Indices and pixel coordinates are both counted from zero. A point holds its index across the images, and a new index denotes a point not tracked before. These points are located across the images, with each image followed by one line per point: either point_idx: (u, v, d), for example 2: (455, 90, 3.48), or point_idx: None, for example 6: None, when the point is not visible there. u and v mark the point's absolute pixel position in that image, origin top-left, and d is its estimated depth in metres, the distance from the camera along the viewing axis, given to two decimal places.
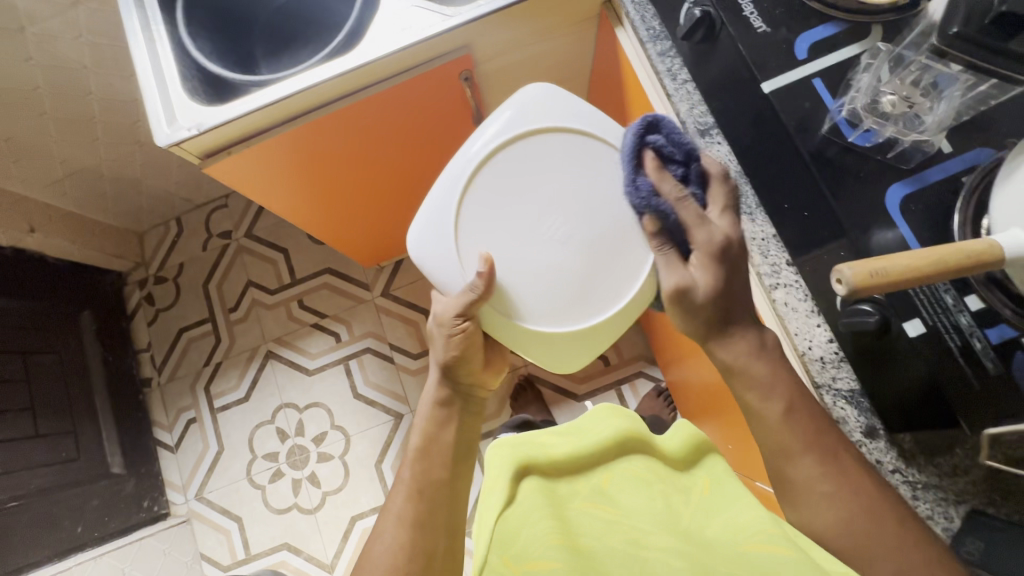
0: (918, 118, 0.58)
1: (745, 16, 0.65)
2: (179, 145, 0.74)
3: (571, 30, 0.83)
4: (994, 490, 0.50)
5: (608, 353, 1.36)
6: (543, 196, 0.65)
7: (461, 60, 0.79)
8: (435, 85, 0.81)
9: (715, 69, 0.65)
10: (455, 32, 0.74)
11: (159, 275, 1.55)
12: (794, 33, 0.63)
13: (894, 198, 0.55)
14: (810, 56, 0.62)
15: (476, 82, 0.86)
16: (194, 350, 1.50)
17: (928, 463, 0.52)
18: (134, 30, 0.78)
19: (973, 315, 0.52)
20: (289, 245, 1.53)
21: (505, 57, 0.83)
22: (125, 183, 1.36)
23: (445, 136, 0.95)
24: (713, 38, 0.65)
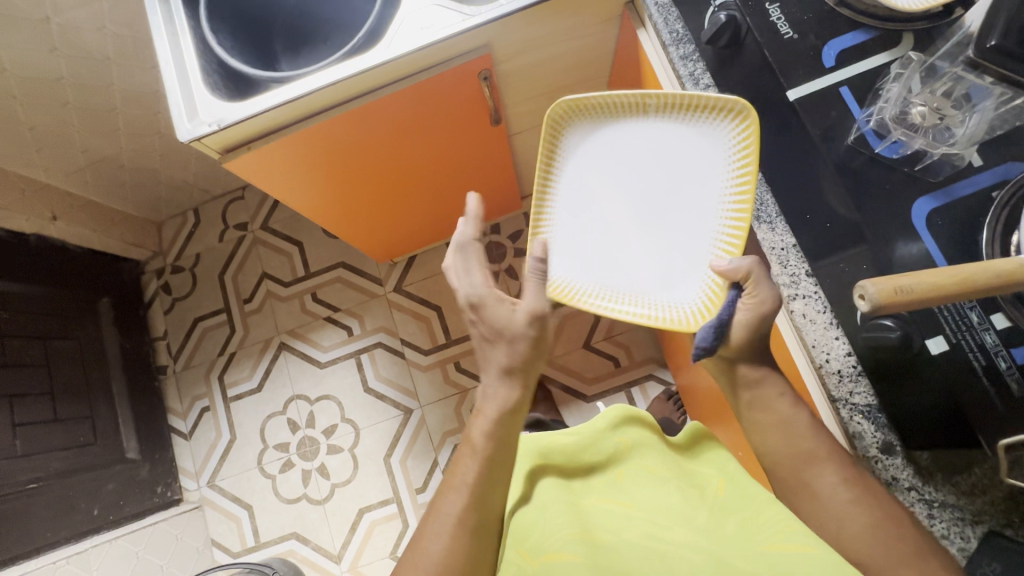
0: (949, 130, 0.56)
1: (772, 21, 0.63)
2: (200, 140, 0.74)
3: (593, 30, 0.82)
4: (1013, 510, 0.49)
5: (619, 355, 1.35)
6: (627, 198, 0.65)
7: (480, 59, 0.78)
8: (453, 85, 0.81)
9: (737, 74, 0.64)
10: (475, 31, 0.74)
11: (176, 264, 1.57)
12: (820, 40, 0.62)
13: (920, 212, 0.54)
14: (838, 64, 0.61)
15: (495, 82, 0.85)
16: (208, 340, 1.52)
17: (946, 481, 0.51)
18: (158, 25, 0.79)
19: (998, 333, 0.50)
20: (303, 239, 1.54)
21: (522, 58, 0.83)
22: (145, 174, 1.38)
23: (462, 134, 0.95)
24: (737, 44, 0.65)
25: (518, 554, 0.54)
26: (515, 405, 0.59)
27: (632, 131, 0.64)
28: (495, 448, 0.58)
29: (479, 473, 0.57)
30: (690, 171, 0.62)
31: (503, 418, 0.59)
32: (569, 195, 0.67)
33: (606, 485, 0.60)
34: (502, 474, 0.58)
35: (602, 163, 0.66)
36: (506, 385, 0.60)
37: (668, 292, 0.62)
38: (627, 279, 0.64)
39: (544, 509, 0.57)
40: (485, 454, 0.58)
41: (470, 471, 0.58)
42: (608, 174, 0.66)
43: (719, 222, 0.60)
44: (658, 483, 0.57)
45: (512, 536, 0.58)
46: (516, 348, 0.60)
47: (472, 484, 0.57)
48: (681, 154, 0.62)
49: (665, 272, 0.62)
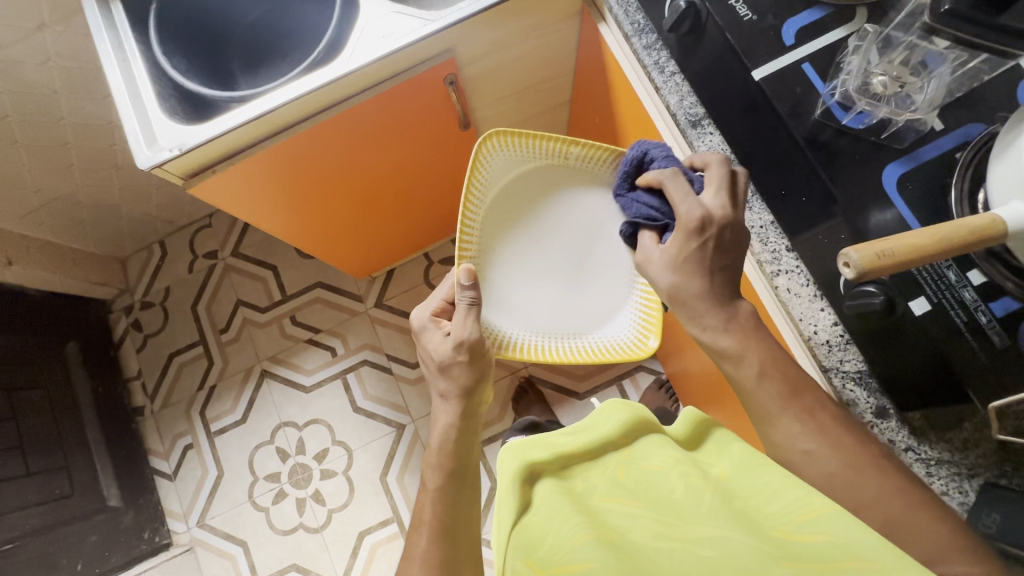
0: (909, 97, 0.58)
1: (731, 5, 0.65)
2: (160, 167, 0.72)
3: (552, 29, 0.82)
4: (1004, 460, 0.50)
5: None
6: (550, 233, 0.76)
7: (445, 64, 0.78)
8: (419, 93, 0.81)
9: (701, 59, 0.65)
10: (437, 36, 0.74)
11: (145, 300, 1.52)
12: (779, 20, 0.63)
13: (890, 178, 0.56)
14: (797, 42, 0.62)
15: (461, 87, 0.85)
16: (186, 375, 1.47)
17: (939, 439, 0.52)
18: (107, 51, 0.77)
19: (976, 289, 0.52)
20: (277, 262, 1.51)
21: (487, 60, 0.83)
22: (103, 209, 1.33)
23: (435, 140, 0.94)
24: (698, 30, 0.66)
25: (528, 566, 0.53)
26: (457, 436, 0.66)
27: (558, 178, 0.76)
28: (448, 478, 0.65)
29: (437, 508, 0.62)
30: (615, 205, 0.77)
31: (452, 451, 0.65)
32: (501, 233, 0.75)
33: (607, 483, 0.60)
34: (459, 513, 0.63)
35: (527, 199, 0.76)
36: (446, 414, 0.67)
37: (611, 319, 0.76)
38: (571, 315, 0.75)
39: (551, 516, 0.57)
40: (443, 481, 0.64)
41: (433, 501, 0.63)
42: (541, 203, 0.76)
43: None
44: (658, 474, 0.56)
45: (515, 545, 0.58)
46: (457, 385, 0.66)
47: (431, 518, 0.62)
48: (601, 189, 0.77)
49: (607, 297, 0.75)
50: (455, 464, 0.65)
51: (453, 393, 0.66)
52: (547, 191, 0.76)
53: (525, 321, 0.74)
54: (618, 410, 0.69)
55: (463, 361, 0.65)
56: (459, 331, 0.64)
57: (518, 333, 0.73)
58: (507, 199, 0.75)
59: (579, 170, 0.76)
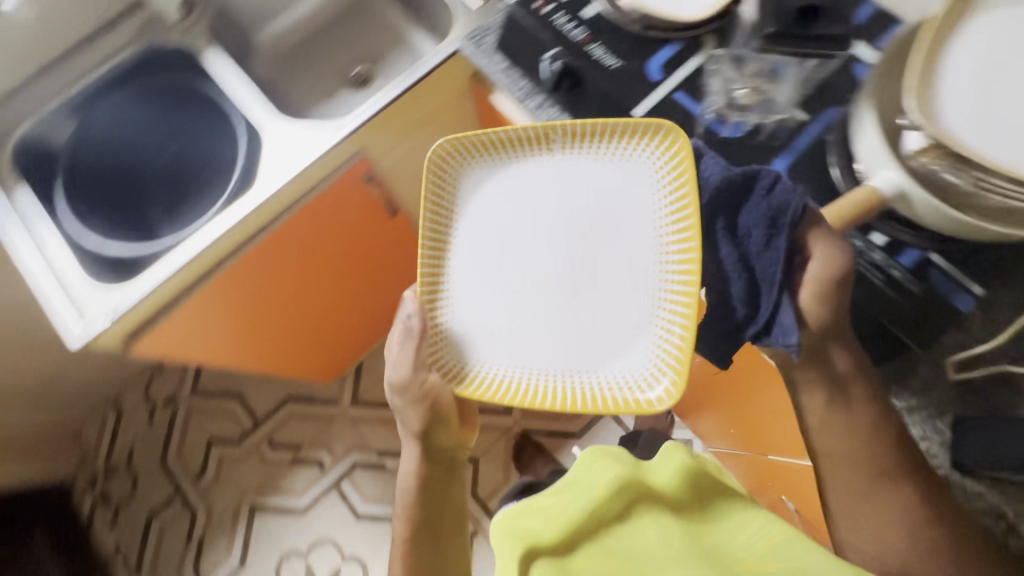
0: (771, 102, 0.64)
1: (599, 57, 0.68)
2: (96, 338, 0.71)
3: (451, 109, 0.88)
4: (965, 393, 0.54)
5: None
6: (538, 248, 0.57)
7: (358, 165, 0.81)
8: (342, 199, 0.84)
9: (592, 106, 0.67)
10: (344, 143, 0.78)
11: (109, 467, 1.42)
12: (639, 62, 0.68)
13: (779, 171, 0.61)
14: (665, 75, 0.67)
15: (381, 182, 0.89)
16: (169, 534, 1.37)
17: (902, 389, 0.56)
18: (19, 236, 0.76)
19: (883, 249, 0.56)
20: (241, 389, 1.46)
21: (398, 151, 0.87)
22: (45, 386, 1.26)
23: (375, 238, 0.97)
24: (578, 85, 0.68)
25: None
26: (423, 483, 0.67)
27: (540, 182, 0.58)
28: (420, 529, 0.67)
29: (409, 528, 0.67)
30: (624, 208, 0.56)
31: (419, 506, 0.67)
32: (479, 251, 0.58)
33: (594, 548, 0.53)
34: (434, 537, 0.68)
35: (503, 211, 0.58)
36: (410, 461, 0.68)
37: (621, 359, 0.54)
38: (575, 360, 0.55)
39: None
40: (415, 509, 0.67)
41: (407, 516, 0.68)
42: (524, 209, 0.58)
43: (663, 256, 0.53)
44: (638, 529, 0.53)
45: None
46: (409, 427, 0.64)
47: (406, 535, 0.68)
48: (604, 191, 0.57)
49: (623, 328, 0.54)
50: (425, 517, 0.67)
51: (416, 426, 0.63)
52: (532, 195, 0.58)
53: (506, 361, 0.56)
54: (605, 461, 0.59)
55: (417, 404, 0.60)
56: (398, 364, 0.58)
57: (491, 374, 0.56)
58: (489, 211, 0.59)
59: (574, 168, 0.57)
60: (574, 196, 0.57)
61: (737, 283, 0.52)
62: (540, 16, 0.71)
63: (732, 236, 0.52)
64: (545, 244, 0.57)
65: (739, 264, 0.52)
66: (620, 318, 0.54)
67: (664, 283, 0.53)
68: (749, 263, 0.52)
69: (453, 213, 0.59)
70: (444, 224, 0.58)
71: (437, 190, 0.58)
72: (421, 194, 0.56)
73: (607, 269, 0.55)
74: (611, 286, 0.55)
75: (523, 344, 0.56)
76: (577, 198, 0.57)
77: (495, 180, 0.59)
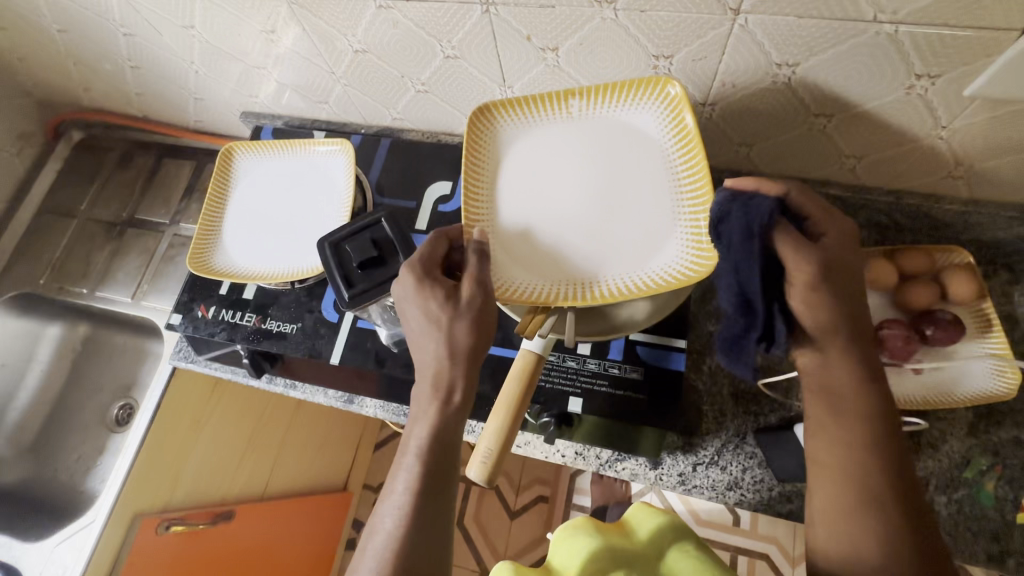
0: None
1: (276, 330, 0.62)
2: None
3: (213, 401, 0.84)
4: (746, 406, 0.60)
5: (541, 489, 1.42)
6: (566, 189, 0.52)
7: (144, 528, 0.74)
8: (149, 563, 0.76)
9: (304, 366, 0.64)
10: (109, 527, 0.71)
11: None
12: (316, 310, 0.63)
13: None
14: (339, 311, 0.62)
15: (189, 511, 0.82)
16: None
17: (700, 439, 0.59)
18: None
19: (593, 355, 0.57)
20: None
21: (183, 478, 0.81)
22: None
23: (229, 548, 0.90)
24: (280, 358, 0.65)
25: None
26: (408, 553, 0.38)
27: (538, 152, 0.54)
28: None
29: None
30: (634, 137, 0.53)
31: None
32: (524, 188, 0.53)
33: None
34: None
35: (538, 152, 0.54)
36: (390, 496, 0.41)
37: (661, 261, 0.48)
38: (639, 266, 0.48)
39: None
40: (408, 522, 0.39)
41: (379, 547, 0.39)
42: (539, 166, 0.54)
43: (676, 177, 0.50)
44: None
45: None
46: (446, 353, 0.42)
47: None
48: (611, 130, 0.54)
49: (634, 248, 0.49)
50: None
51: (430, 396, 0.42)
52: (545, 144, 0.55)
53: (581, 279, 0.49)
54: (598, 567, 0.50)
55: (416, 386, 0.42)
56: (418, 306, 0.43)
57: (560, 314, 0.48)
58: (514, 152, 0.55)
59: (590, 126, 0.54)
60: (579, 144, 0.54)
61: (724, 260, 0.42)
62: (205, 321, 0.64)
63: (733, 219, 0.42)
64: (565, 190, 0.52)
65: (744, 232, 0.41)
66: (649, 242, 0.49)
67: (681, 195, 0.50)
68: (753, 227, 0.40)
69: (492, 153, 0.55)
70: (482, 174, 0.54)
71: (477, 144, 0.54)
72: (463, 148, 0.53)
73: (629, 203, 0.51)
74: (641, 213, 0.50)
75: (585, 268, 0.49)
76: (586, 143, 0.54)
77: (514, 138, 0.55)
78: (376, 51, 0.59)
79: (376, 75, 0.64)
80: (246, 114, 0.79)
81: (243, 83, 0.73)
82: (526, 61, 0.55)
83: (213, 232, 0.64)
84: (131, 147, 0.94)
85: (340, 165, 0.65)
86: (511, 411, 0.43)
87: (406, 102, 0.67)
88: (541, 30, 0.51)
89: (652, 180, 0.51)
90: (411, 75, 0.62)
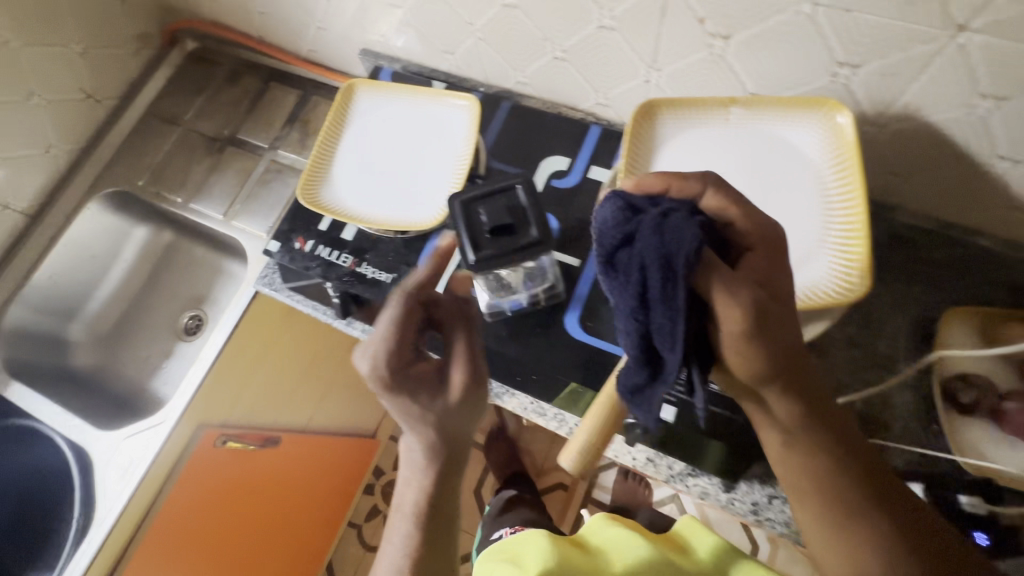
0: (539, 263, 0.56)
1: (370, 277, 0.62)
2: None
3: (283, 331, 0.85)
4: None
5: (562, 478, 1.42)
6: None
7: (206, 438, 0.77)
8: (205, 474, 0.78)
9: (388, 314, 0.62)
10: (178, 431, 0.74)
11: None
12: (413, 264, 0.62)
13: (574, 326, 0.57)
14: (437, 269, 0.62)
15: (243, 431, 0.84)
16: None
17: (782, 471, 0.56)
18: None
19: None
20: None
21: (243, 398, 0.82)
22: None
23: (271, 474, 0.92)
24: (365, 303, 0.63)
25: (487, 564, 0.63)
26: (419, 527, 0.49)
27: (694, 154, 0.53)
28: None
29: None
30: (799, 151, 0.51)
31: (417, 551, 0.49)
32: None
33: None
34: (439, 536, 0.50)
35: (694, 154, 0.53)
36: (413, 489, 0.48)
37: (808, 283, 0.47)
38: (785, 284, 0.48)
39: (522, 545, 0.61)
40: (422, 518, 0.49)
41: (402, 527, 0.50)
42: (694, 168, 0.53)
43: (833, 203, 0.48)
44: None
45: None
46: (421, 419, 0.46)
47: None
48: (775, 140, 0.52)
49: None
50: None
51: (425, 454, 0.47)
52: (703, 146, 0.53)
53: None
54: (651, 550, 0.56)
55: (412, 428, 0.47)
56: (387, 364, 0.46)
57: None
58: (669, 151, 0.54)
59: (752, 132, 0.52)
60: (738, 150, 0.52)
61: (626, 298, 0.35)
62: (302, 253, 0.65)
63: (642, 238, 0.34)
64: None
65: (662, 272, 0.33)
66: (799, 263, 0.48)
67: (842, 218, 0.48)
68: (673, 266, 0.32)
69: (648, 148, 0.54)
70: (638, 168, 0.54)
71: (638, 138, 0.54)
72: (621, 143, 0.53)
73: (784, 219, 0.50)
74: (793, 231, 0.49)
75: None
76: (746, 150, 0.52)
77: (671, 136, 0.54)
78: (527, 7, 0.57)
79: (516, 34, 0.61)
80: (365, 52, 0.77)
81: (372, 20, 0.71)
82: (689, 45, 0.51)
83: (321, 175, 0.63)
84: (240, 65, 0.94)
85: (459, 119, 0.64)
86: (612, 403, 0.43)
87: (538, 67, 0.64)
88: (719, 14, 0.47)
89: (804, 199, 0.50)
90: (555, 39, 0.59)
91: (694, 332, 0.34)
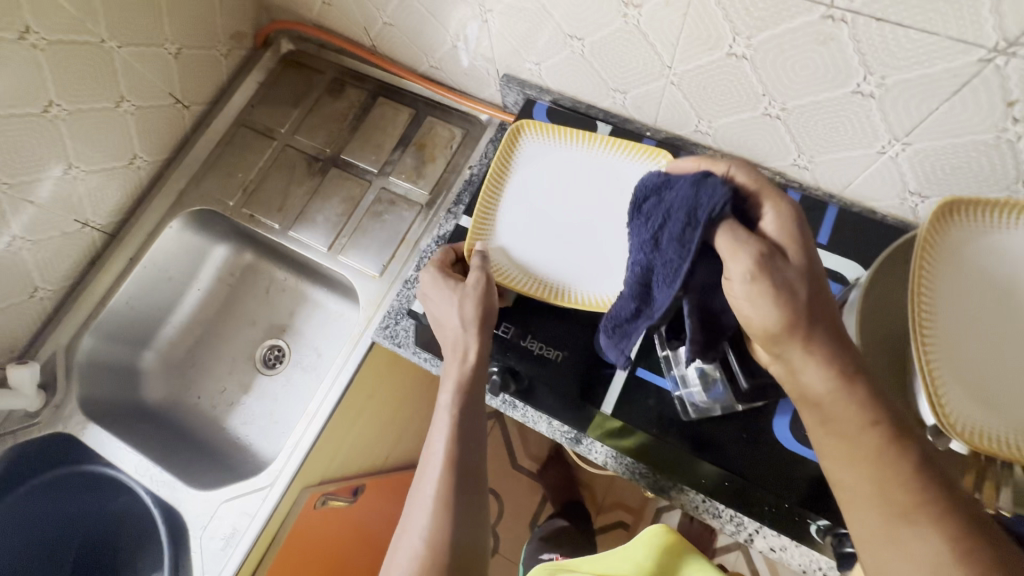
0: None
1: (537, 353, 0.57)
2: None
3: (386, 379, 0.77)
4: None
5: None
6: None
7: (308, 500, 0.69)
8: (301, 538, 0.71)
9: (551, 397, 0.56)
10: (283, 495, 0.66)
11: None
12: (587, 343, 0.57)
13: (784, 431, 0.52)
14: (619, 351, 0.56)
15: (339, 487, 0.76)
16: None
17: None
18: None
19: None
20: None
21: (342, 454, 0.74)
22: None
23: (358, 531, 0.84)
24: (526, 383, 0.57)
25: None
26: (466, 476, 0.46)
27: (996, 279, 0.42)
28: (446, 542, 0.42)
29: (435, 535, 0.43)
30: None
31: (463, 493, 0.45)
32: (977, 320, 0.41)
33: None
34: (476, 490, 0.46)
35: (996, 277, 0.42)
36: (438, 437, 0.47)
37: None
38: None
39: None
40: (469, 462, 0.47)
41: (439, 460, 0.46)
42: (997, 294, 0.42)
43: None
44: None
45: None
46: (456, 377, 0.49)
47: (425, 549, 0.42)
48: None
49: None
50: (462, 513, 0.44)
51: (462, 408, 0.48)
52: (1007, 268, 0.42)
53: None
54: None
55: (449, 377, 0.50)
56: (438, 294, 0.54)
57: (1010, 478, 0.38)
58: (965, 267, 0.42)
59: None
60: None
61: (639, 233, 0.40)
62: None
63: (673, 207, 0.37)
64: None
65: (684, 220, 0.35)
66: None
67: None
68: (696, 214, 0.35)
69: (941, 262, 0.42)
70: (932, 291, 0.41)
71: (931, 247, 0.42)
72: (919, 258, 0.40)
73: None
74: None
75: None
76: None
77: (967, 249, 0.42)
78: (759, 59, 0.48)
79: (725, 84, 0.52)
80: (509, 78, 0.68)
81: (531, 47, 0.62)
82: (969, 125, 0.43)
83: (487, 234, 0.58)
84: (342, 73, 0.84)
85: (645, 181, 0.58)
86: None
87: (735, 120, 0.56)
88: None
89: None
90: (777, 96, 0.50)
91: (699, 287, 0.38)
